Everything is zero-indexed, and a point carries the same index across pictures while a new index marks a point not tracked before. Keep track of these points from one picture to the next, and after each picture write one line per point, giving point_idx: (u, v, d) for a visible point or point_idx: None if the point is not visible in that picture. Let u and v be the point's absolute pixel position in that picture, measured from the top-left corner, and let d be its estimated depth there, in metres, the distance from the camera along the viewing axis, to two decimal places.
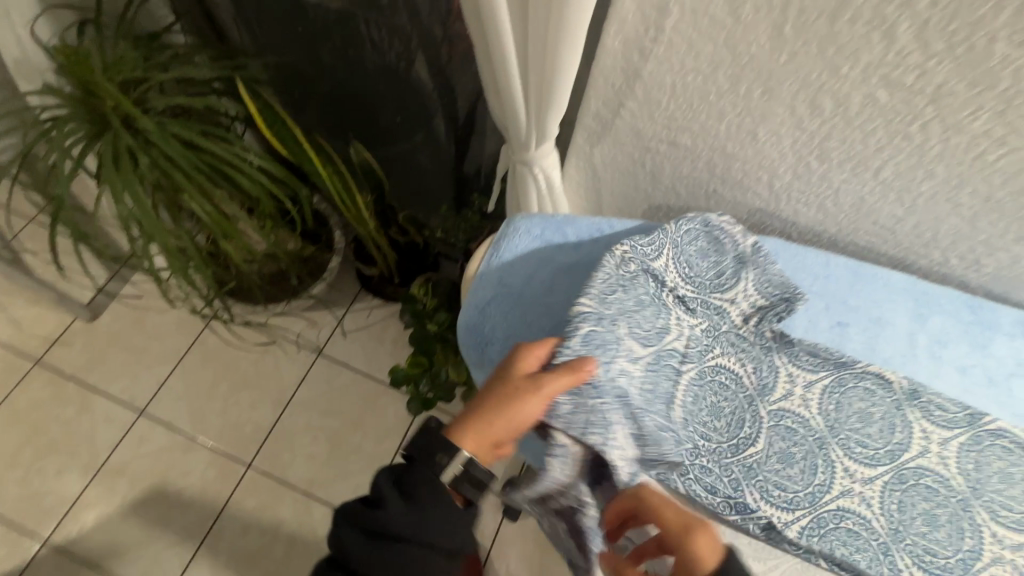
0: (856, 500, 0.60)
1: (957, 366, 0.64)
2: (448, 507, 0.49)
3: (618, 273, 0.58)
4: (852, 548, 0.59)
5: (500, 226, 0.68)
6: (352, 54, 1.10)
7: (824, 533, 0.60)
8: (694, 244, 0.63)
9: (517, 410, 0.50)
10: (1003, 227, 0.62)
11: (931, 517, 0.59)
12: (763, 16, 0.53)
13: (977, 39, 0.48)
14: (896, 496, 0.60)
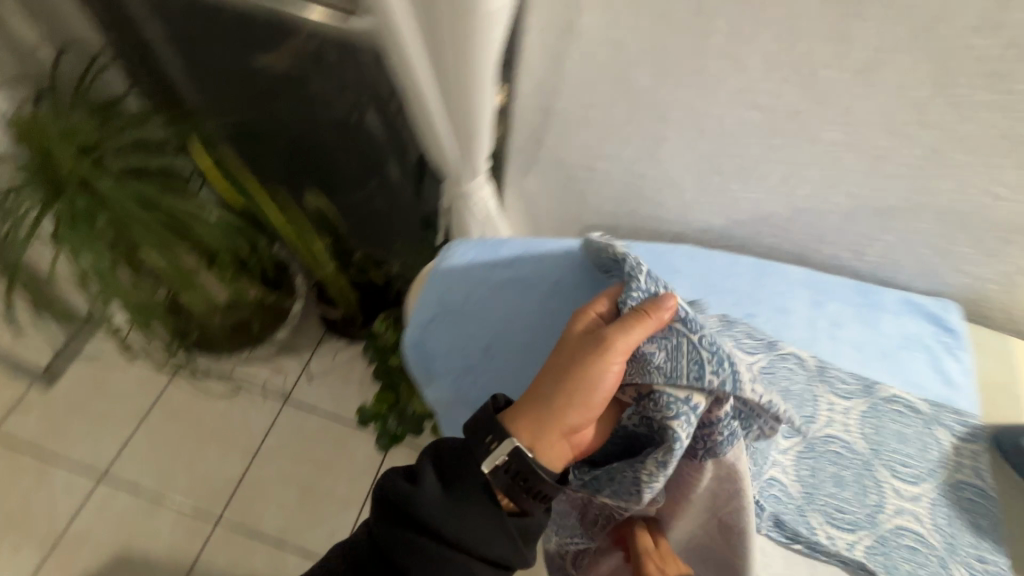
0: (778, 469, 0.65)
1: (844, 344, 0.72)
2: (486, 514, 0.50)
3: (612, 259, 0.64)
4: (781, 511, 0.63)
5: (441, 252, 0.73)
6: (304, 108, 1.17)
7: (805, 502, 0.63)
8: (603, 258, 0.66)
9: (586, 373, 0.53)
10: (875, 220, 0.72)
11: (839, 478, 0.65)
12: (640, 58, 0.62)
13: (811, 67, 0.57)
14: (807, 463, 0.65)
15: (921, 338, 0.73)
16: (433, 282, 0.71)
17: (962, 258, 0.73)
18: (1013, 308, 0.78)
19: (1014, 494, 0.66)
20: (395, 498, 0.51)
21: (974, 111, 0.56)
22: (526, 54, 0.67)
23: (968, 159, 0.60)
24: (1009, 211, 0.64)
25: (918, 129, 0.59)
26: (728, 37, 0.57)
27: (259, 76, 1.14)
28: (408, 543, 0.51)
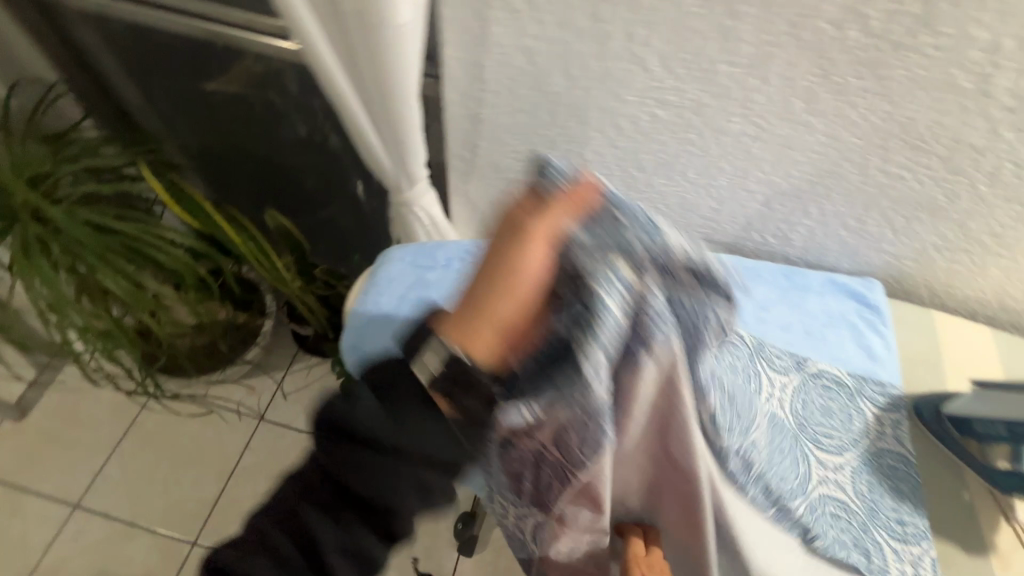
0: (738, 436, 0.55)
1: (773, 320, 0.76)
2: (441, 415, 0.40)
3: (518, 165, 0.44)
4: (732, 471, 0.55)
5: (377, 259, 0.78)
6: (261, 128, 1.20)
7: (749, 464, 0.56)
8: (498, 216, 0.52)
9: (512, 280, 0.35)
10: (793, 205, 0.76)
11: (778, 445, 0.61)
12: (552, 62, 0.66)
13: (706, 63, 0.61)
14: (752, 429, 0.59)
15: (847, 316, 0.77)
16: (364, 296, 0.74)
17: (880, 238, 0.76)
18: (935, 284, 0.81)
19: (933, 457, 0.69)
20: (327, 422, 0.40)
21: (859, 97, 0.59)
22: (448, 64, 0.71)
23: (864, 142, 0.64)
24: (911, 189, 0.68)
25: (814, 117, 0.63)
26: (626, 38, 0.61)
27: (214, 99, 1.17)
28: (354, 468, 0.39)
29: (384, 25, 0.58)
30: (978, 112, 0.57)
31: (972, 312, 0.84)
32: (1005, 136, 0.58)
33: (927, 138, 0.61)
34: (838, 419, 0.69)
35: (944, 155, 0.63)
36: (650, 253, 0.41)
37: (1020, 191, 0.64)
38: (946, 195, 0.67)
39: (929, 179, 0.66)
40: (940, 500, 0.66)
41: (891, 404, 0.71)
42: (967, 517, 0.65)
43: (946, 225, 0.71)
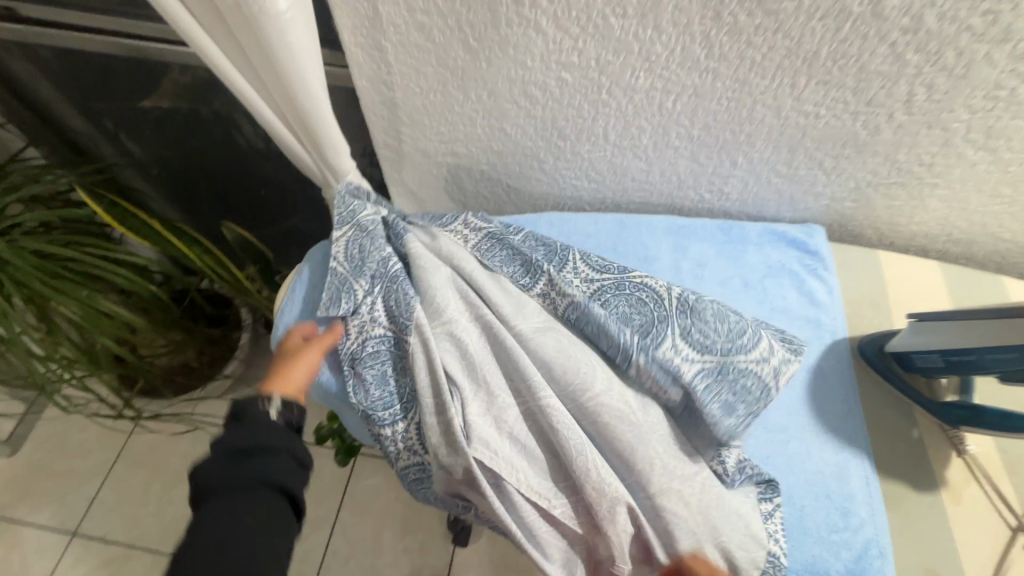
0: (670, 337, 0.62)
1: (708, 276, 0.74)
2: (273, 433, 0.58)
3: (351, 230, 0.70)
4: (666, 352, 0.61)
5: (299, 263, 0.76)
6: (205, 141, 1.20)
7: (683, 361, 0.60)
8: (351, 245, 0.69)
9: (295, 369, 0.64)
10: (718, 157, 0.74)
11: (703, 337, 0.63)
12: (449, 36, 0.65)
13: (598, 18, 0.59)
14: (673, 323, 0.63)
15: (788, 266, 0.75)
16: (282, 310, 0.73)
17: (812, 181, 0.75)
18: (878, 222, 0.80)
19: (878, 395, 0.67)
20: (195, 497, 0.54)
21: (756, 36, 0.57)
22: (351, 50, 0.70)
23: (773, 83, 0.62)
24: (831, 127, 0.66)
25: (716, 62, 0.61)
26: (513, 2, 0.59)
27: (153, 118, 1.17)
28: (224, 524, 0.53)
29: (261, 14, 0.55)
30: (879, 37, 0.55)
31: (920, 247, 0.82)
32: (910, 60, 0.57)
33: (834, 71, 0.59)
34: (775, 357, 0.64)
35: (854, 86, 0.61)
36: (490, 231, 0.73)
37: (939, 116, 0.62)
38: (867, 128, 0.65)
39: (846, 114, 0.64)
40: (885, 436, 0.64)
41: (834, 351, 0.69)
42: (918, 457, 0.63)
43: (875, 161, 0.69)
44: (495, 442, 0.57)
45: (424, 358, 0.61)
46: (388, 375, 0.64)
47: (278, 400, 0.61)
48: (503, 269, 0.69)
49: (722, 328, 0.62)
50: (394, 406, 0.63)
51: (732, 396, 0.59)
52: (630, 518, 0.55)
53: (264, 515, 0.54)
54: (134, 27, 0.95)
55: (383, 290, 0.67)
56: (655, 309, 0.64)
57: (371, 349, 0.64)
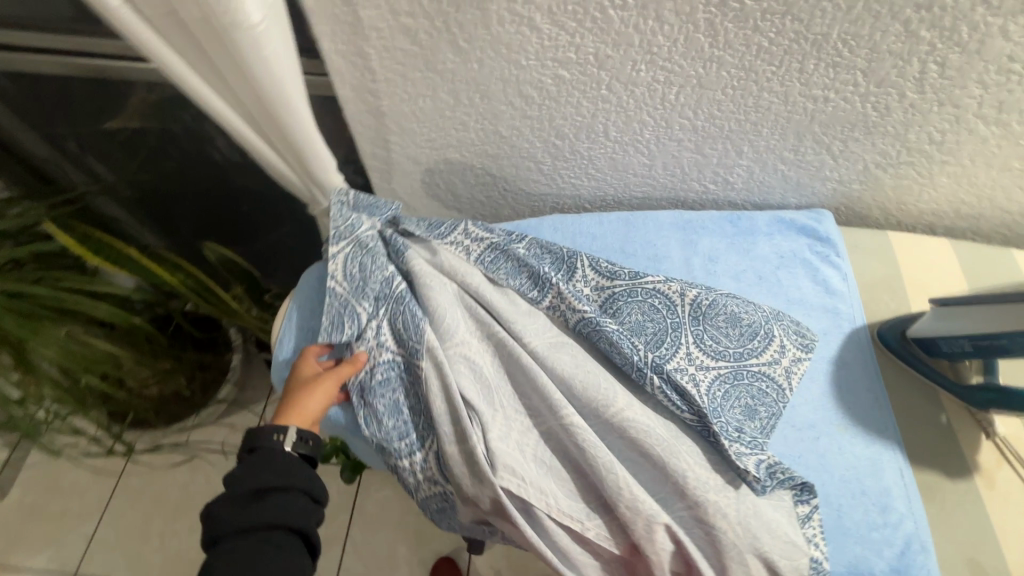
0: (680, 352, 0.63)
1: (720, 271, 0.72)
2: (286, 468, 0.56)
3: (352, 247, 0.66)
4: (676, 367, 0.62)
5: (296, 285, 0.72)
6: (178, 159, 1.14)
7: (695, 374, 0.62)
8: (352, 264, 0.65)
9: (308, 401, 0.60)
10: (723, 147, 0.72)
11: (713, 347, 0.64)
12: (437, 38, 0.61)
13: (596, 10, 0.55)
14: (683, 333, 0.65)
15: (801, 254, 0.73)
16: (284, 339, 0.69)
17: (820, 165, 0.73)
18: (885, 202, 0.78)
19: (903, 382, 0.66)
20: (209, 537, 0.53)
21: (764, 21, 0.54)
22: (331, 58, 0.65)
23: (780, 68, 0.59)
24: (840, 111, 0.64)
25: (723, 51, 0.58)
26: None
27: (120, 139, 1.11)
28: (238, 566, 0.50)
29: (234, 28, 0.51)
30: (892, 16, 0.53)
31: (927, 224, 0.81)
32: (924, 37, 0.54)
33: (844, 52, 0.57)
34: (786, 353, 0.64)
35: (865, 68, 0.58)
36: (495, 239, 0.69)
37: (951, 92, 0.60)
38: (877, 109, 0.63)
39: (856, 96, 0.62)
40: (915, 425, 0.63)
41: (852, 338, 0.68)
42: (950, 443, 0.62)
43: (884, 141, 0.67)
44: (521, 466, 0.55)
45: (439, 383, 0.58)
46: (401, 403, 0.61)
47: (291, 437, 0.58)
48: (509, 283, 0.66)
49: (735, 330, 0.65)
50: (411, 436, 0.60)
51: (750, 400, 0.62)
52: (666, 537, 0.53)
53: (281, 562, 0.51)
54: (85, 44, 0.89)
55: (388, 313, 0.64)
56: (667, 318, 0.65)
57: (380, 377, 0.61)
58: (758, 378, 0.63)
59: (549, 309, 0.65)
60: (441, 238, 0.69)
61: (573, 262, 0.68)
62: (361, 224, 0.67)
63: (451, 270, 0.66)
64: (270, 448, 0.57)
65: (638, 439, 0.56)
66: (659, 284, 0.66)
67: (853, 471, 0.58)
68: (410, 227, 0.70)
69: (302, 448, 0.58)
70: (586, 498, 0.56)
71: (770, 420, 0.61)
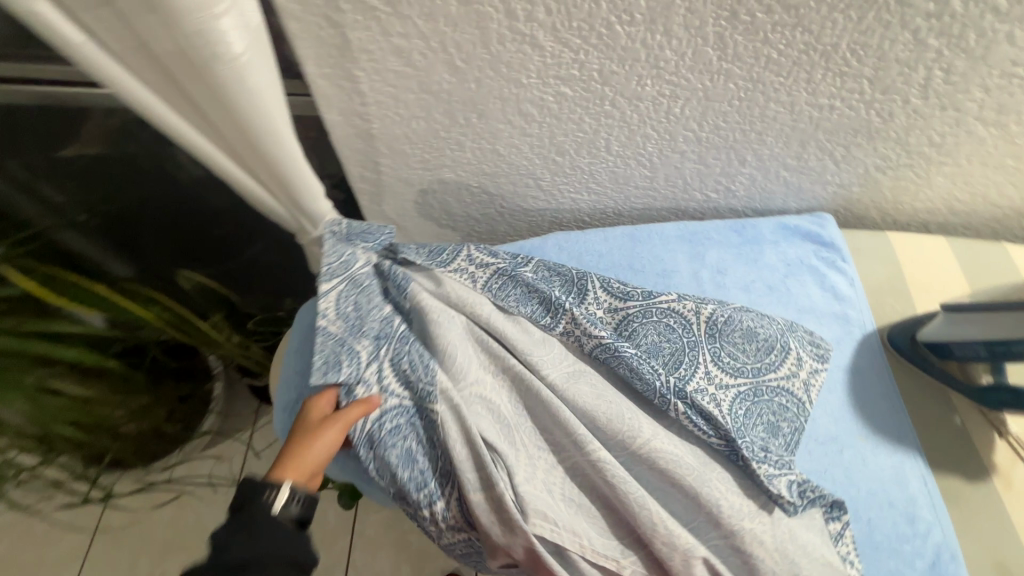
0: (700, 372, 0.62)
1: (730, 283, 0.71)
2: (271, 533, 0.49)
3: (348, 284, 0.62)
4: (698, 388, 0.61)
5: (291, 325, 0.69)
6: (144, 184, 1.07)
7: (716, 395, 0.61)
8: (348, 302, 0.61)
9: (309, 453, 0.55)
10: (726, 158, 0.70)
11: (732, 365, 0.63)
12: (432, 59, 0.57)
13: (602, 26, 0.53)
14: (701, 352, 0.63)
15: (807, 260, 0.73)
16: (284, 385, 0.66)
17: (822, 171, 0.72)
18: (883, 203, 0.78)
19: (916, 386, 0.67)
20: None
21: (774, 33, 0.53)
22: (316, 81, 0.61)
23: (787, 79, 0.58)
24: (845, 118, 0.63)
25: (731, 63, 0.56)
26: (507, 17, 0.52)
27: (80, 166, 1.04)
28: None
29: (215, 60, 0.46)
30: (902, 25, 0.52)
31: (922, 222, 0.82)
32: (932, 45, 0.54)
33: (853, 62, 0.56)
34: (803, 366, 0.64)
35: (873, 76, 0.57)
36: (502, 264, 0.66)
37: (954, 97, 0.60)
38: (881, 115, 0.63)
39: (862, 103, 0.61)
40: (930, 429, 0.64)
41: (861, 344, 0.68)
42: (966, 446, 0.63)
43: (885, 145, 0.67)
44: (551, 507, 0.53)
45: (457, 428, 0.55)
46: (415, 450, 0.57)
47: (286, 493, 0.51)
48: (521, 311, 0.63)
49: (751, 345, 0.64)
50: (430, 486, 0.56)
51: (771, 416, 0.61)
52: (704, 570, 0.52)
53: None
54: (34, 71, 0.81)
55: (392, 354, 0.61)
56: (684, 338, 0.64)
57: (391, 424, 0.58)
58: (779, 394, 0.62)
59: (563, 336, 0.63)
60: (444, 267, 0.66)
61: (584, 284, 0.66)
62: (354, 258, 0.63)
63: (459, 302, 0.63)
64: (258, 507, 0.49)
65: (669, 470, 0.54)
66: (673, 303, 0.65)
67: (878, 482, 0.59)
68: (412, 254, 0.66)
69: (297, 510, 0.51)
70: (618, 534, 0.55)
71: (794, 437, 0.60)
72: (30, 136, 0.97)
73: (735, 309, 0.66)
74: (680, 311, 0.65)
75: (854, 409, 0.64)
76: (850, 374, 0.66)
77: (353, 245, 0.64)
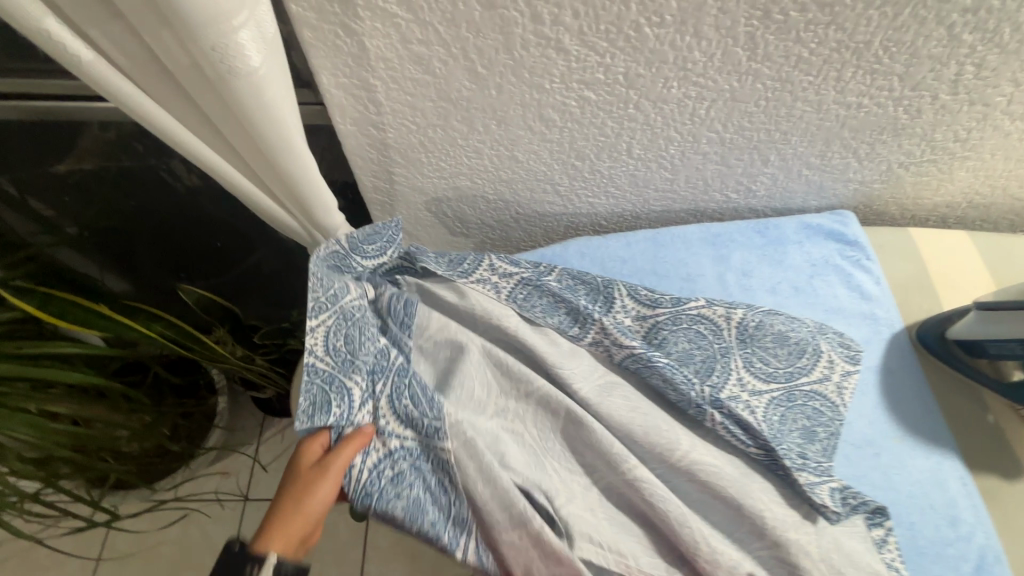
0: (734, 379, 0.61)
1: (755, 285, 0.70)
2: None
3: (338, 319, 0.58)
4: (732, 396, 0.59)
5: None
6: (141, 198, 1.04)
7: (751, 402, 0.59)
8: (337, 338, 0.57)
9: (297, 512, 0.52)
10: (750, 158, 0.69)
11: (765, 371, 0.61)
12: (452, 66, 0.55)
13: (630, 28, 0.51)
14: (733, 358, 0.62)
15: (831, 259, 0.72)
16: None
17: (844, 168, 0.71)
18: (904, 198, 0.77)
19: (948, 385, 0.66)
20: None
21: (807, 31, 0.51)
22: (330, 91, 0.59)
23: (817, 78, 0.57)
24: (872, 115, 0.62)
25: (760, 63, 0.55)
26: (532, 21, 0.50)
27: (74, 181, 1.00)
28: None
29: (231, 75, 0.43)
30: (937, 21, 0.50)
31: (942, 217, 0.81)
32: (966, 40, 0.53)
33: (884, 59, 0.54)
34: (837, 368, 0.62)
35: (904, 72, 0.56)
36: (526, 273, 0.64)
37: (983, 92, 0.59)
38: (909, 112, 0.61)
39: (890, 100, 0.60)
40: (964, 427, 0.63)
41: (890, 343, 0.67)
42: (1001, 444, 0.62)
43: (911, 141, 0.66)
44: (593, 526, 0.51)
45: (474, 467, 0.53)
46: (424, 499, 0.53)
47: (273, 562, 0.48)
48: (551, 321, 0.62)
49: (781, 349, 0.62)
50: (447, 533, 0.52)
51: (807, 421, 0.59)
52: None
53: None
54: (24, 83, 0.78)
55: (387, 393, 0.56)
56: (715, 345, 0.62)
57: (392, 472, 0.54)
58: (815, 398, 0.61)
59: (595, 346, 0.61)
60: (466, 279, 0.63)
61: (611, 292, 0.65)
62: (343, 289, 0.59)
63: (485, 316, 0.61)
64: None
65: (712, 483, 0.53)
66: (703, 308, 0.64)
67: (918, 486, 0.58)
68: (430, 264, 0.64)
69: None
70: (662, 552, 0.53)
71: (833, 442, 0.58)
72: (22, 152, 0.94)
73: (765, 314, 0.65)
74: (710, 316, 0.63)
75: (887, 410, 0.63)
76: (881, 374, 0.65)
77: (346, 275, 0.61)
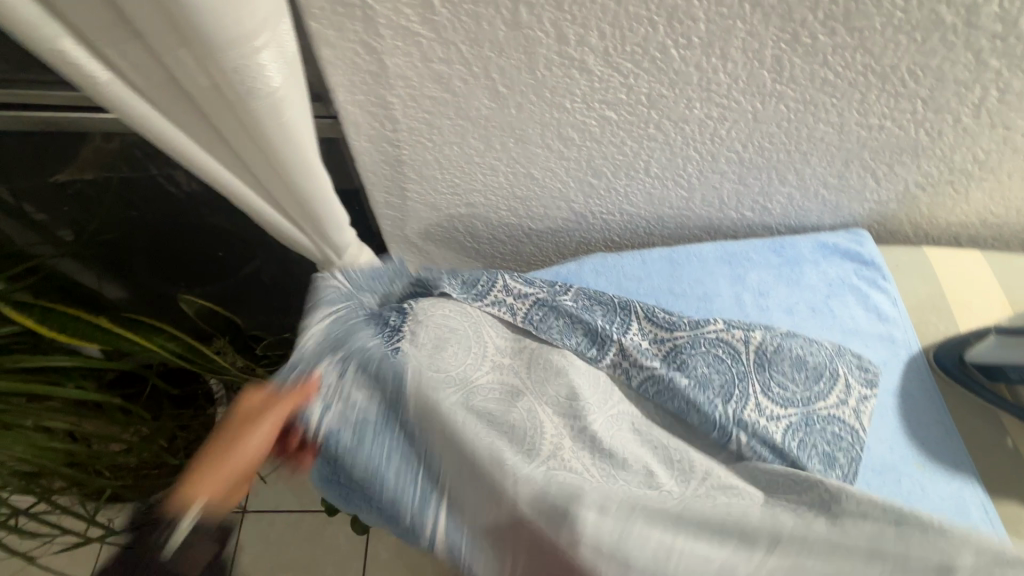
0: (754, 403, 0.59)
1: (772, 306, 0.69)
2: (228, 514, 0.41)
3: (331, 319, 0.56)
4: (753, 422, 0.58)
5: None
6: (140, 207, 1.02)
7: (772, 428, 0.58)
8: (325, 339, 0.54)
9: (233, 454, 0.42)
10: (767, 178, 0.68)
11: (784, 396, 0.60)
12: (473, 85, 0.54)
13: (656, 49, 0.50)
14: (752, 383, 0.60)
15: (847, 278, 0.71)
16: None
17: (862, 188, 0.70)
18: (918, 217, 0.77)
19: (967, 409, 0.65)
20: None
21: (834, 55, 0.51)
22: (346, 108, 0.57)
23: (841, 100, 0.56)
24: (893, 137, 0.61)
25: (785, 85, 0.54)
26: (557, 41, 0.49)
27: (73, 191, 0.98)
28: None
29: (251, 95, 0.42)
30: (965, 46, 0.50)
31: (955, 236, 0.80)
32: (992, 65, 0.52)
33: (909, 83, 0.54)
34: (854, 391, 0.62)
35: (928, 95, 0.56)
36: (543, 293, 0.63)
37: (1005, 116, 0.58)
38: (929, 134, 0.61)
39: (912, 122, 0.59)
40: (986, 452, 0.62)
41: (907, 365, 0.67)
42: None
43: (930, 163, 0.66)
44: None
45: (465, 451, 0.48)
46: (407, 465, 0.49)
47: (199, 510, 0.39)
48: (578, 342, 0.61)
49: (801, 373, 0.61)
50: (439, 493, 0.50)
51: (825, 446, 0.58)
52: None
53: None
54: (36, 96, 0.77)
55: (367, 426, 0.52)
56: (734, 370, 0.61)
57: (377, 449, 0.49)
58: (835, 425, 0.59)
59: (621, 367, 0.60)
60: (481, 301, 0.62)
61: (628, 313, 0.64)
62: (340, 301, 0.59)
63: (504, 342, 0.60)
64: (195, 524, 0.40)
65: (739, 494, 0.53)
66: (721, 329, 0.63)
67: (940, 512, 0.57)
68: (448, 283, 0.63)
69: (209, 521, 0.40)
70: None
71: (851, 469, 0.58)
72: (21, 162, 0.92)
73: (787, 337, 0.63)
74: (727, 337, 0.63)
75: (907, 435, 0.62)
76: (900, 397, 0.65)
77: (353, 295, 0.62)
